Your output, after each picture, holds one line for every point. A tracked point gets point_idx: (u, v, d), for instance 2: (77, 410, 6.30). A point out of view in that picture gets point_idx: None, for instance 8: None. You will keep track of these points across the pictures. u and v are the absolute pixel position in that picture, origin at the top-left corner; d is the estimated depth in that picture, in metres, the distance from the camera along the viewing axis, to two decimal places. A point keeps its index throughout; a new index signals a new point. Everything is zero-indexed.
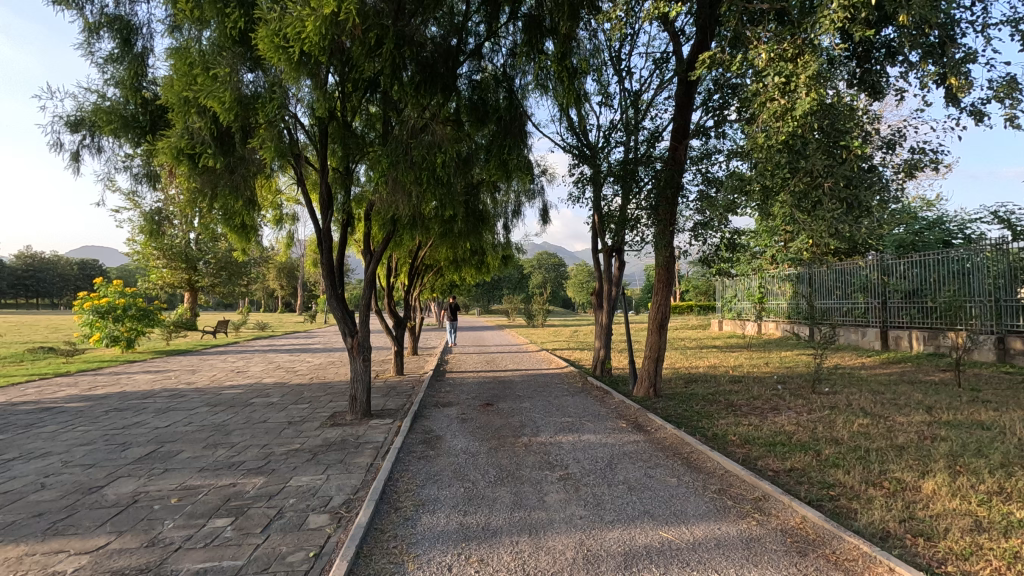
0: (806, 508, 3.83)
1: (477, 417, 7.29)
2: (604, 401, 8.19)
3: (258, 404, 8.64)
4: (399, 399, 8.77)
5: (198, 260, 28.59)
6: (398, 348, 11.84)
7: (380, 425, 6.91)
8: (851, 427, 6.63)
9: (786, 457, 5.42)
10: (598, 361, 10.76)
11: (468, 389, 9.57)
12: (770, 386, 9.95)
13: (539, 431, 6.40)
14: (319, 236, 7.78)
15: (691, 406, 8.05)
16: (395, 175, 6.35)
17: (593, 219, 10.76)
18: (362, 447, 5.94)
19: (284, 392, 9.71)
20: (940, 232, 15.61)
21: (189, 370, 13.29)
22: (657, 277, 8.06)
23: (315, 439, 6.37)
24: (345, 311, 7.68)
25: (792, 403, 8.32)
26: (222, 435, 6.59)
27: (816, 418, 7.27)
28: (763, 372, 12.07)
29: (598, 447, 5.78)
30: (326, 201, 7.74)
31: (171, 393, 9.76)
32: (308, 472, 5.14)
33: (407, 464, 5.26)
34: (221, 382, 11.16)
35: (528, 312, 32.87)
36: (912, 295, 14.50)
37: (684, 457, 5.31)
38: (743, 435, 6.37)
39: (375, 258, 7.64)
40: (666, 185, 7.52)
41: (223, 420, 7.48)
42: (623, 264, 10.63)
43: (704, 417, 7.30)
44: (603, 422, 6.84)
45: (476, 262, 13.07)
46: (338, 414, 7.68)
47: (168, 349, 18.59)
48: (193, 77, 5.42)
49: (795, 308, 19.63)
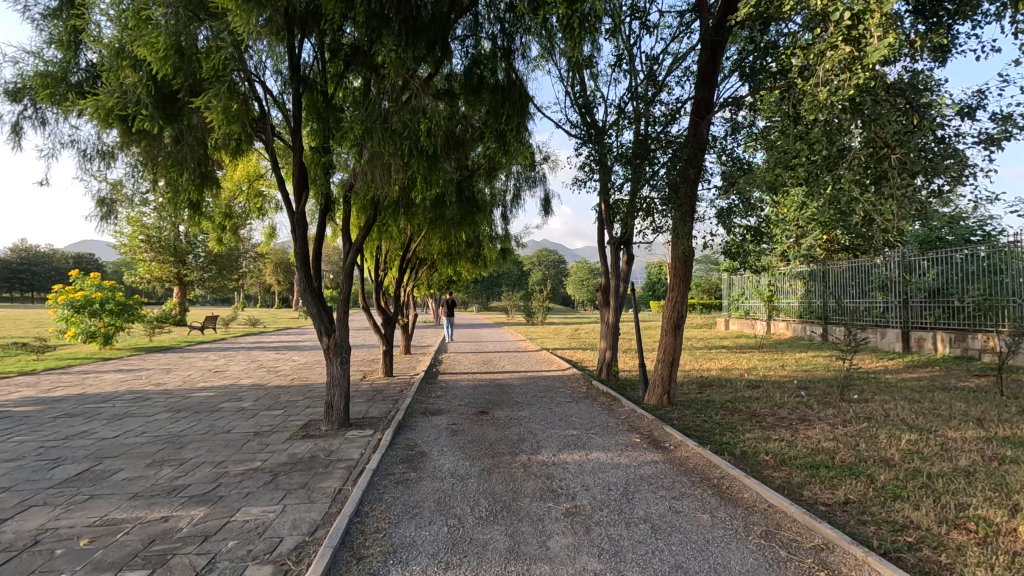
0: (889, 567, 2.95)
1: (469, 429, 6.41)
2: (612, 410, 7.32)
3: (227, 410, 7.76)
4: (384, 405, 7.89)
5: (187, 254, 27.64)
6: (387, 348, 10.93)
7: (358, 439, 6.03)
8: (899, 446, 5.75)
9: (835, 484, 4.55)
10: (604, 363, 9.86)
11: (461, 393, 8.69)
12: (792, 393, 9.08)
13: (540, 448, 5.52)
14: (293, 222, 6.88)
15: (710, 416, 7.18)
16: (371, 144, 5.52)
17: (599, 207, 9.90)
18: (333, 467, 5.05)
19: (259, 397, 8.81)
20: (964, 226, 14.72)
21: (164, 369, 12.39)
22: (672, 271, 7.19)
23: (279, 456, 5.47)
24: (321, 306, 6.79)
25: (823, 413, 7.44)
26: (173, 449, 5.70)
27: (855, 432, 6.38)
28: (781, 375, 11.19)
29: (610, 469, 4.91)
30: (301, 182, 6.86)
31: (134, 396, 8.86)
32: (260, 501, 4.24)
33: (381, 493, 4.36)
34: (194, 383, 10.26)
35: (528, 310, 31.97)
36: (936, 294, 13.62)
37: (715, 485, 4.42)
38: (777, 454, 5.49)
39: (354, 247, 6.74)
40: (685, 165, 6.64)
41: (181, 430, 6.58)
42: (632, 257, 9.75)
43: (726, 430, 6.44)
44: (613, 436, 5.95)
45: (472, 254, 12.09)
46: (312, 424, 6.80)
47: (149, 346, 17.68)
48: (128, 22, 4.55)
49: (807, 307, 18.79)
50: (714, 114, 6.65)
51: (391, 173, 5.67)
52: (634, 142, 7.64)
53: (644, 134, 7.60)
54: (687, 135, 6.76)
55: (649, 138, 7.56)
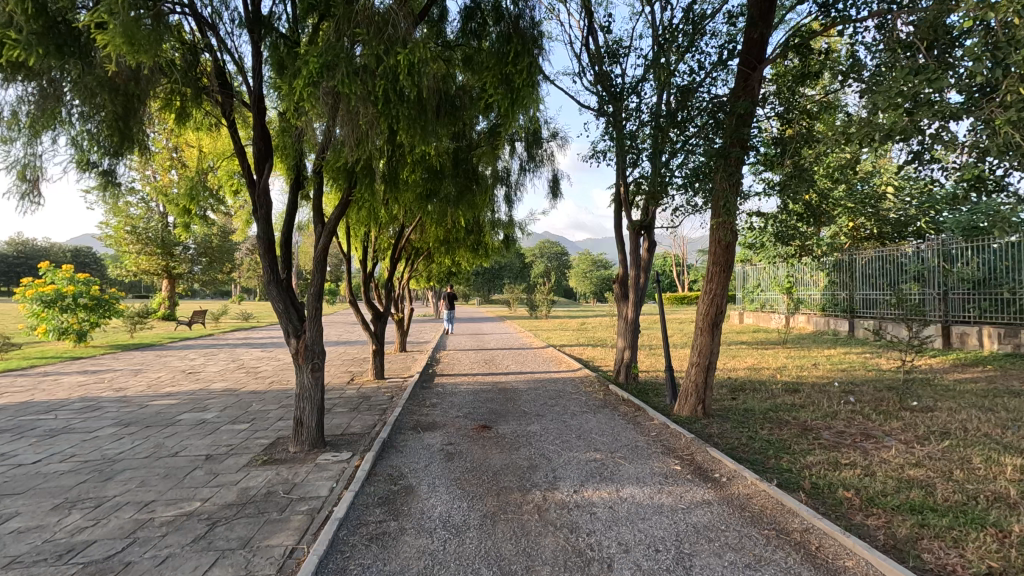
0: None
1: (469, 451, 5.25)
2: (639, 424, 6.15)
3: (185, 424, 6.60)
4: (369, 417, 6.75)
5: (175, 245, 26.37)
6: (378, 347, 9.75)
7: (331, 466, 4.88)
8: (1007, 476, 4.59)
9: (959, 541, 3.39)
10: (621, 364, 8.71)
11: (461, 401, 7.52)
12: (839, 399, 7.92)
13: (558, 482, 4.37)
14: (254, 199, 5.68)
15: (755, 431, 6.03)
16: (331, 85, 4.31)
17: (617, 187, 8.74)
18: (290, 513, 3.88)
19: (228, 405, 7.66)
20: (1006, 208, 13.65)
21: (133, 371, 11.23)
22: (712, 258, 6.05)
23: (227, 492, 4.30)
24: (289, 304, 5.62)
25: (887, 427, 6.28)
26: (97, 482, 4.54)
27: (942, 455, 5.20)
28: (818, 377, 10.03)
29: (652, 515, 3.74)
30: (266, 152, 5.68)
31: (84, 405, 7.70)
32: (178, 573, 3.06)
33: (346, 558, 3.19)
34: (160, 388, 9.09)
35: (531, 302, 30.86)
36: (981, 285, 12.45)
37: (802, 546, 3.25)
38: (858, 489, 4.31)
39: (326, 228, 5.54)
40: (734, 128, 5.41)
41: (118, 453, 5.41)
42: (653, 244, 8.62)
43: (783, 452, 5.27)
44: (647, 464, 4.79)
45: (473, 241, 10.84)
46: (279, 444, 5.64)
47: (128, 344, 16.51)
48: None
49: (831, 300, 17.62)
50: (768, 64, 5.45)
51: (358, 122, 4.47)
52: (665, 103, 6.44)
53: (675, 92, 6.42)
54: (735, 89, 5.55)
55: (683, 97, 6.36)
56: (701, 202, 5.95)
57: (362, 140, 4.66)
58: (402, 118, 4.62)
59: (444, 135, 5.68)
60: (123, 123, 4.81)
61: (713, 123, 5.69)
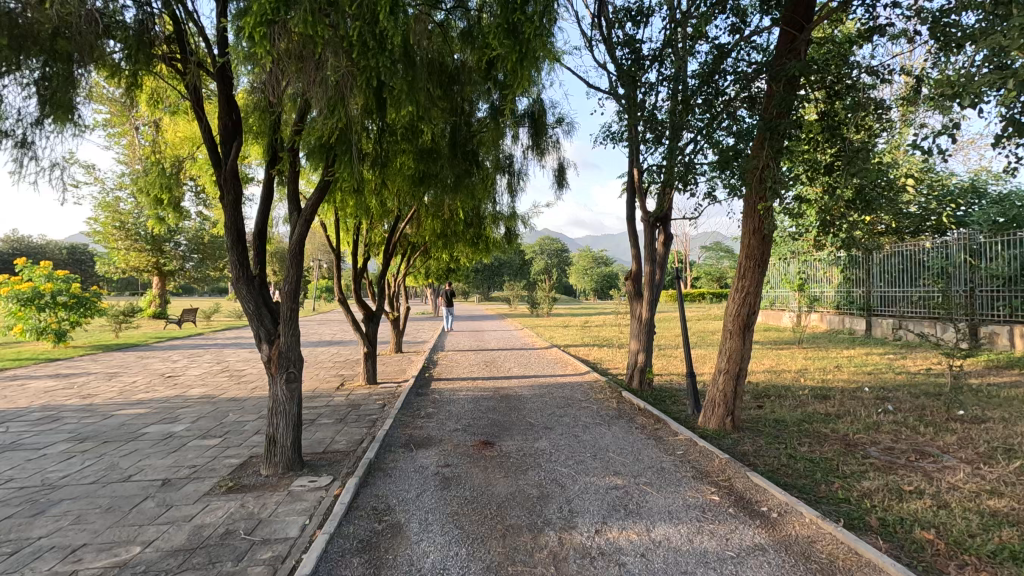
0: None
1: (469, 474, 4.53)
2: (661, 440, 5.43)
3: (149, 438, 5.86)
4: (356, 431, 6.02)
5: (166, 241, 25.66)
6: (370, 349, 9.01)
7: (307, 496, 4.16)
8: None
9: None
10: (635, 369, 7.98)
11: (460, 411, 6.81)
12: (877, 407, 7.20)
13: (575, 519, 3.64)
14: (221, 181, 4.91)
15: (794, 448, 5.32)
16: (290, 24, 3.73)
17: (629, 174, 8.04)
18: (247, 563, 3.14)
19: (201, 415, 6.93)
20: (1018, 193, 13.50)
21: (108, 374, 10.48)
22: (744, 251, 5.34)
23: (176, 532, 3.56)
24: (261, 303, 4.89)
25: (942, 442, 5.56)
26: (24, 518, 3.80)
27: (1017, 478, 4.49)
28: (845, 381, 9.30)
29: (697, 568, 3.01)
30: (236, 127, 4.96)
31: (43, 415, 6.98)
32: None
33: None
34: (132, 394, 8.34)
35: (532, 299, 30.12)
36: (1011, 282, 11.73)
37: None
38: (936, 526, 3.58)
39: (303, 215, 4.79)
40: (777, 97, 4.70)
41: (62, 476, 4.68)
42: (670, 238, 7.87)
43: (833, 476, 4.55)
44: (679, 493, 4.07)
45: (472, 236, 10.10)
46: (251, 465, 4.90)
47: (111, 344, 15.77)
48: None
49: (846, 297, 16.93)
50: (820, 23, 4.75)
51: (327, 73, 3.99)
52: (690, 75, 5.74)
53: (702, 63, 5.73)
54: (778, 55, 4.85)
55: (711, 68, 5.66)
56: (734, 187, 5.21)
57: (337, 104, 4.17)
58: (383, 72, 4.12)
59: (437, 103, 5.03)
60: (57, 91, 4.38)
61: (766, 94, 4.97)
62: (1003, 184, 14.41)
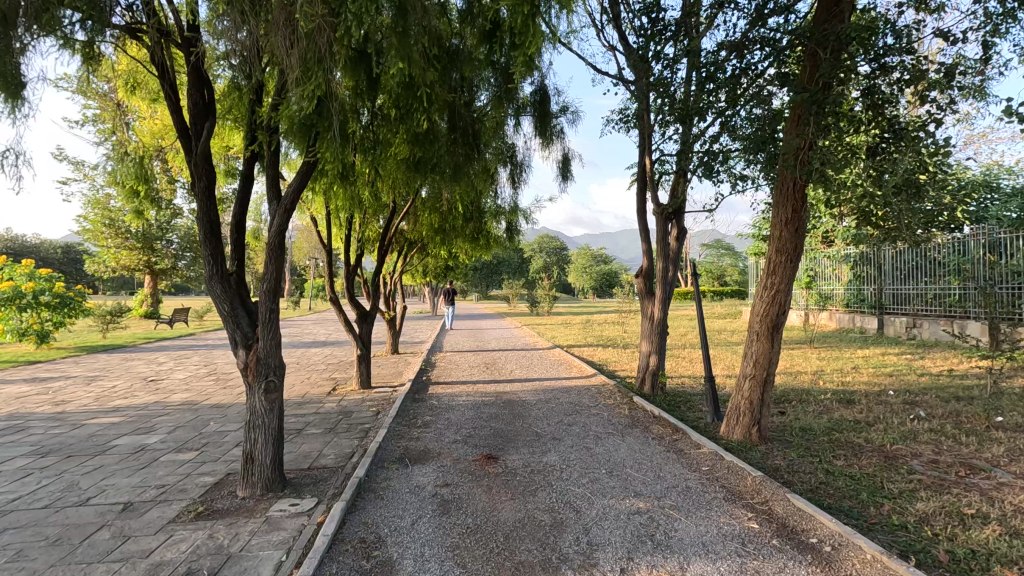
0: None
1: (472, 496, 4.00)
2: (683, 454, 4.91)
3: (117, 452, 5.32)
4: (347, 443, 5.49)
5: (157, 239, 25.03)
6: (363, 351, 8.49)
7: (288, 524, 3.63)
8: None
9: None
10: (646, 372, 7.47)
11: (460, 419, 6.29)
12: (908, 413, 6.69)
13: (597, 555, 3.12)
14: (190, 165, 4.36)
15: (829, 462, 4.81)
16: None
17: (639, 163, 7.54)
18: None
19: (180, 424, 6.39)
20: None
21: (87, 378, 9.91)
22: (773, 245, 4.84)
23: (128, 573, 3.03)
24: (237, 303, 4.35)
25: (991, 455, 5.04)
26: None
27: None
28: (867, 383, 8.79)
29: None
30: (209, 105, 4.42)
31: (7, 425, 6.43)
32: None
33: None
34: (108, 400, 7.78)
35: (532, 298, 29.52)
36: None
37: None
38: (1016, 561, 3.08)
39: (282, 202, 4.27)
40: (824, 66, 4.15)
41: (11, 499, 4.15)
42: (684, 232, 7.35)
43: (882, 497, 4.04)
44: (712, 520, 3.55)
45: (472, 231, 9.55)
46: (226, 485, 4.36)
47: (95, 345, 15.18)
48: None
49: (857, 294, 16.43)
50: None
51: (302, 23, 3.77)
52: (711, 52, 5.24)
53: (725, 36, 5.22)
54: (815, 22, 4.37)
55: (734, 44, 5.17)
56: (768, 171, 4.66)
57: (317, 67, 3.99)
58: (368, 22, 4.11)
59: (431, 73, 4.69)
60: None
61: (803, 68, 4.46)
62: (1017, 178, 13.95)
